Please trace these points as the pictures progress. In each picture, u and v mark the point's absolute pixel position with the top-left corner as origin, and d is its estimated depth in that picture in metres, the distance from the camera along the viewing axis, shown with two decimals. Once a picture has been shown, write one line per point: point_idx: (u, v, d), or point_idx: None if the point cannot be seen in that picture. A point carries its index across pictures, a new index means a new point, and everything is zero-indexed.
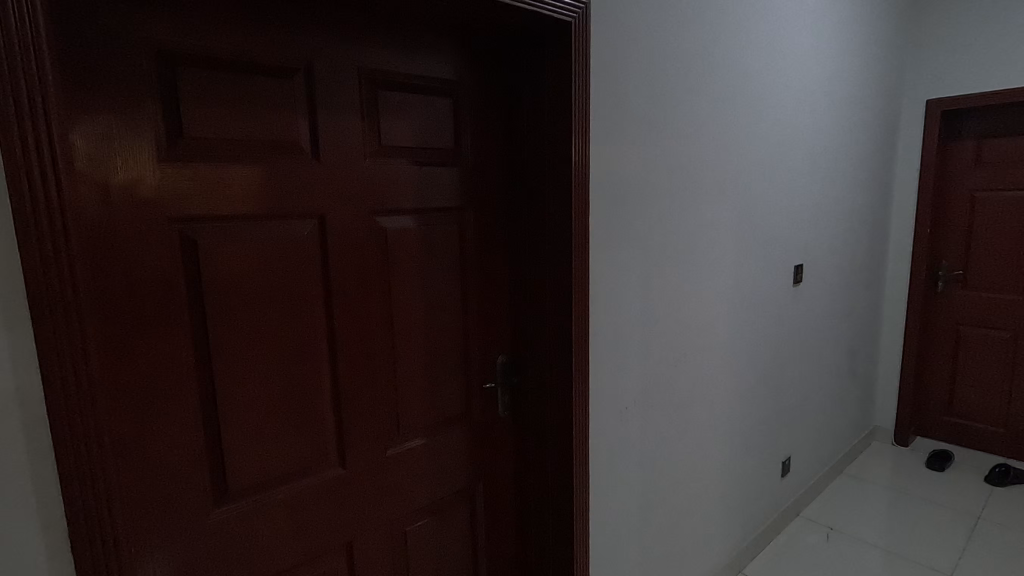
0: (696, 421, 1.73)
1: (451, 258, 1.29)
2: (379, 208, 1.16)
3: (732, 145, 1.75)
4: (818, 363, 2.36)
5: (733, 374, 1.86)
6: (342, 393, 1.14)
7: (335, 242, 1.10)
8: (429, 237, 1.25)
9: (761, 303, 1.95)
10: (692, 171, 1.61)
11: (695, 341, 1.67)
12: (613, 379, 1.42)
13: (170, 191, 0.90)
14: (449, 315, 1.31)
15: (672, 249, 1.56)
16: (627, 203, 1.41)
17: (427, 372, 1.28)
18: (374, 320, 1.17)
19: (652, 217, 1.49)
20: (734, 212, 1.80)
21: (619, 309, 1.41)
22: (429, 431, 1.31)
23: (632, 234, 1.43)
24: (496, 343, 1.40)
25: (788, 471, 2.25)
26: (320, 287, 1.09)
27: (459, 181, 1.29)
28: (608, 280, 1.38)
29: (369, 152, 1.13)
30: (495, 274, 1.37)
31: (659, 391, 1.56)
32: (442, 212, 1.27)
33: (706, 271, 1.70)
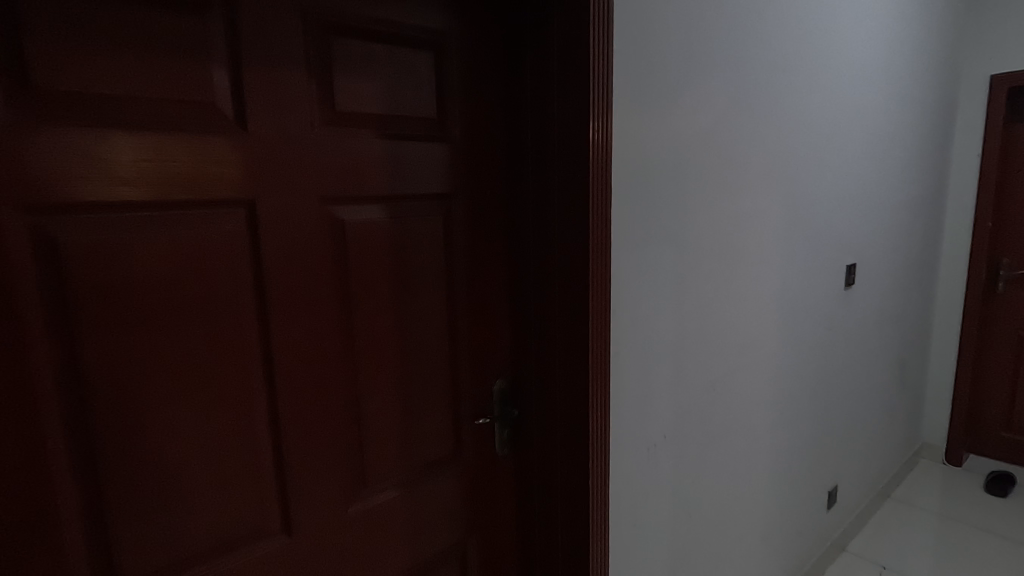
0: (736, 454, 1.44)
1: (433, 260, 1.01)
2: (335, 195, 0.88)
3: (776, 123, 1.45)
4: (868, 376, 2.06)
5: (778, 395, 1.57)
6: (285, 438, 0.87)
7: (271, 240, 0.82)
8: (404, 233, 0.97)
9: (808, 311, 1.65)
10: (734, 152, 1.32)
11: (736, 358, 1.38)
12: (641, 410, 1.13)
13: (13, 169, 0.63)
14: (431, 333, 1.03)
15: (710, 246, 1.27)
16: (656, 190, 1.12)
17: (403, 405, 1.01)
18: (329, 341, 0.89)
19: (687, 208, 1.20)
20: (780, 202, 1.50)
21: (645, 323, 1.12)
22: (407, 480, 1.03)
23: (661, 229, 1.14)
24: (493, 367, 1.12)
25: (835, 501, 1.95)
26: (253, 301, 0.82)
27: (444, 161, 1.00)
28: (633, 287, 1.09)
29: (320, 120, 0.85)
30: (491, 281, 1.09)
31: (695, 421, 1.27)
32: (421, 202, 0.99)
33: (749, 274, 1.40)
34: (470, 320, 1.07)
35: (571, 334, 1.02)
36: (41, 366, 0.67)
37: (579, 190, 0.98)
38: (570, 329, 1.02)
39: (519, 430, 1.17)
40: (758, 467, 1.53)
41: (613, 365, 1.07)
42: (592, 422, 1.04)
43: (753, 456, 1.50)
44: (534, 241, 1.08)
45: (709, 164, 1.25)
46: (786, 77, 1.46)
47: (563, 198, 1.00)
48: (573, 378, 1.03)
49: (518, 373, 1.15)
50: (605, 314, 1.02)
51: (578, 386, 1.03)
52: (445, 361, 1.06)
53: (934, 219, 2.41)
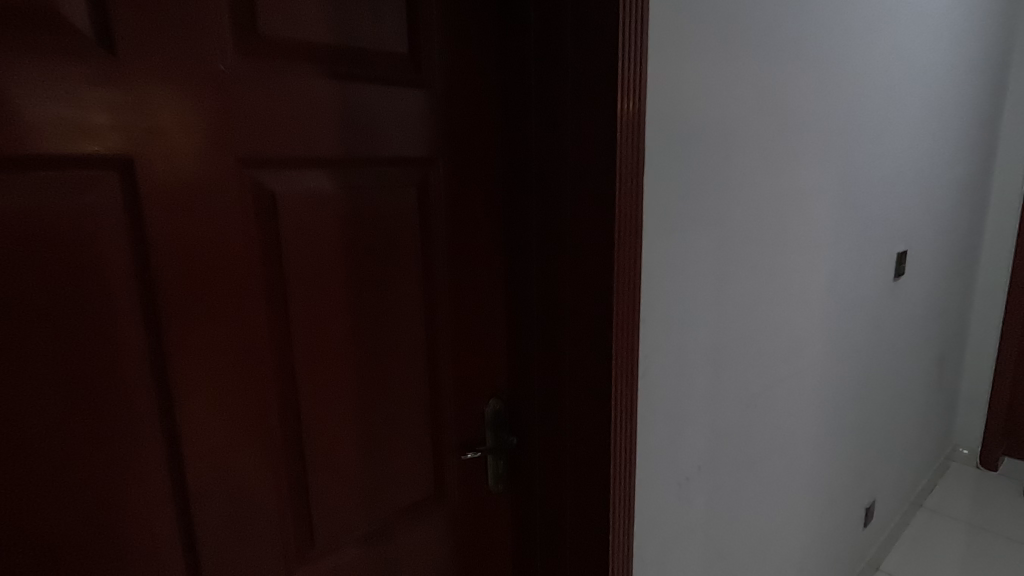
0: (776, 479, 1.20)
1: (401, 248, 0.76)
2: (257, 155, 0.62)
3: (844, 77, 1.15)
4: (909, 378, 1.82)
5: (822, 407, 1.33)
6: (194, 494, 0.63)
7: (160, 220, 0.57)
8: (361, 212, 0.71)
9: (856, 308, 1.40)
10: (798, 109, 1.03)
11: (782, 367, 1.13)
12: (673, 439, 0.88)
13: None
14: (400, 342, 0.78)
15: (762, 229, 1.01)
16: (701, 158, 0.85)
17: (363, 438, 0.77)
18: (252, 359, 0.65)
19: (739, 181, 0.93)
20: (841, 176, 1.23)
21: (682, 332, 0.86)
22: (370, 531, 0.80)
23: (706, 210, 0.87)
24: (482, 384, 0.88)
25: (872, 519, 1.73)
26: (137, 309, 0.57)
27: (416, 115, 0.74)
28: (669, 286, 0.82)
29: (234, 48, 0.60)
30: (479, 274, 0.84)
31: (733, 446, 1.03)
32: (385, 169, 0.73)
33: (800, 266, 1.15)
34: (453, 325, 0.83)
35: (587, 347, 0.77)
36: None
37: (602, 155, 0.71)
38: (585, 341, 0.77)
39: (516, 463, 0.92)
40: (797, 492, 1.30)
41: (642, 388, 0.81)
42: (615, 464, 0.78)
43: (793, 480, 1.27)
44: (536, 223, 0.81)
45: (766, 126, 0.97)
46: (859, 18, 1.16)
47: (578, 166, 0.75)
48: (591, 406, 0.78)
49: (516, 391, 0.89)
50: (634, 322, 0.76)
51: (599, 416, 0.77)
52: (419, 378, 0.82)
53: (980, 201, 2.15)
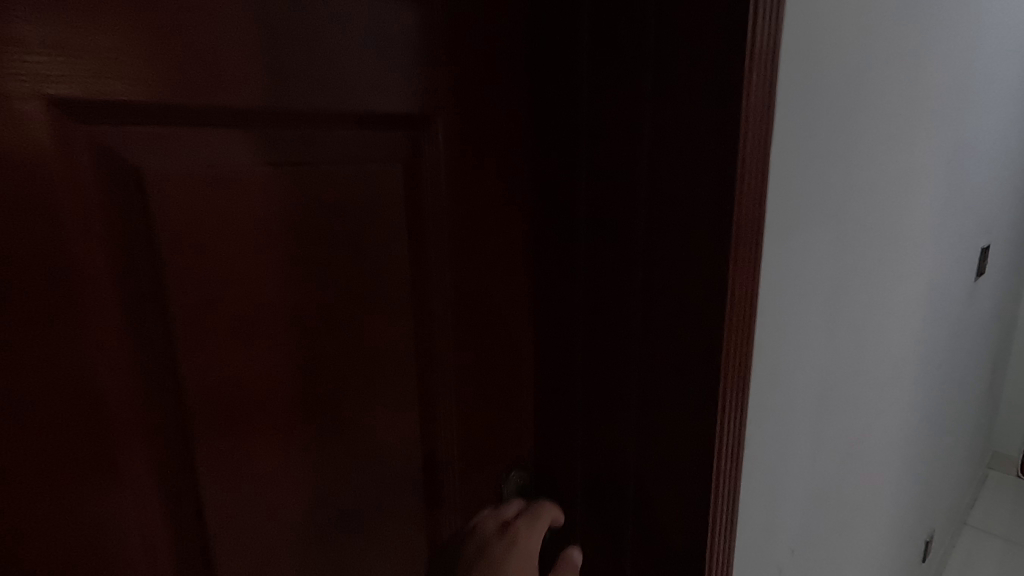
0: (861, 535, 0.96)
1: (373, 264, 0.48)
2: (90, 102, 0.33)
3: (965, 20, 0.88)
4: (969, 392, 1.59)
5: (906, 439, 1.09)
6: None
7: None
8: (302, 204, 0.43)
9: (942, 319, 1.15)
10: (920, 62, 0.77)
11: (879, 399, 0.88)
12: (770, 523, 0.63)
13: None
14: (374, 407, 0.51)
15: (876, 225, 0.74)
16: (824, 123, 0.57)
17: (323, 550, 0.50)
18: (101, 462, 0.38)
19: (858, 159, 0.66)
20: (948, 154, 0.96)
21: (789, 377, 0.60)
22: None
23: (824, 200, 0.60)
24: (498, 451, 0.62)
25: (930, 552, 1.51)
26: None
27: (399, 48, 0.45)
28: (781, 315, 0.56)
29: None
30: (495, 299, 0.57)
31: (827, 510, 0.79)
32: (348, 134, 0.44)
33: (904, 274, 0.88)
34: (454, 374, 0.56)
35: (672, 419, 0.50)
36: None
37: (716, 118, 0.43)
38: (669, 409, 0.50)
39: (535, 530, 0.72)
40: (877, 546, 1.06)
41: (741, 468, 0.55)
42: None
43: (874, 534, 1.03)
44: (585, 225, 0.54)
45: (887, 82, 0.70)
46: None
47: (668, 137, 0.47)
48: (672, 501, 0.52)
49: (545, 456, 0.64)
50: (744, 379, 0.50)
51: (689, 520, 0.51)
52: (404, 456, 0.54)
53: None
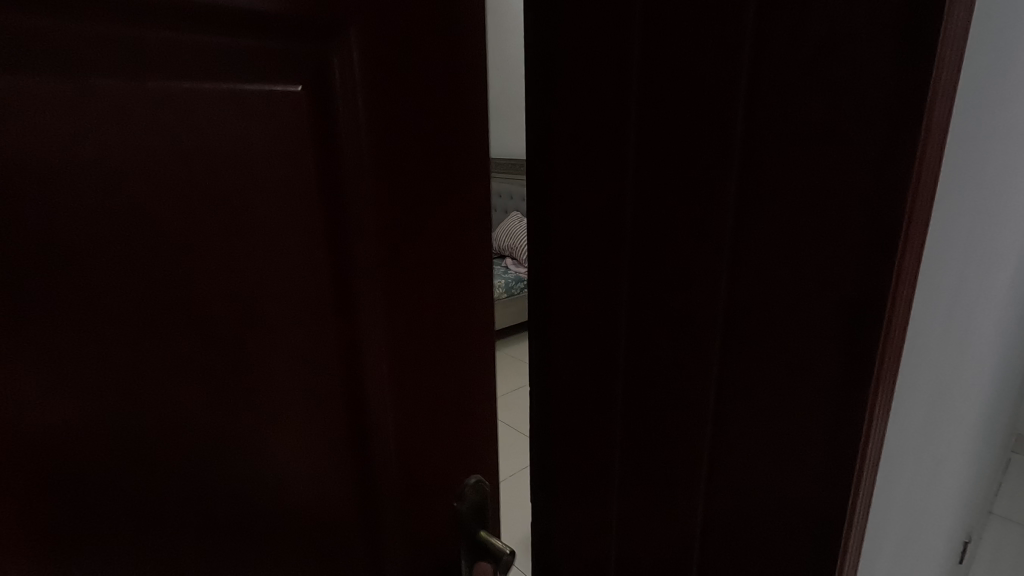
0: (933, 546, 0.84)
1: (245, 232, 0.34)
2: None
3: None
4: (1013, 380, 1.46)
5: (974, 436, 0.96)
6: None
7: None
8: (121, 140, 0.29)
9: (1014, 301, 1.01)
10: None
11: (967, 396, 0.75)
12: (874, 562, 0.51)
13: None
14: (248, 444, 0.36)
15: (1000, 191, 0.59)
16: (995, 33, 0.40)
17: None
18: None
19: (1008, 108, 0.51)
20: None
21: (917, 382, 0.46)
22: None
23: (978, 146, 0.45)
24: (457, 466, 0.50)
25: (968, 548, 1.40)
26: None
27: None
28: (920, 306, 0.40)
29: None
30: (440, 284, 0.44)
31: (916, 529, 0.66)
32: (183, 41, 0.30)
33: (1003, 249, 0.72)
34: (393, 377, 0.43)
35: (784, 412, 0.41)
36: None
37: (876, 37, 0.32)
38: (777, 399, 0.41)
39: (548, 550, 0.61)
40: (940, 554, 0.94)
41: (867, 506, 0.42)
42: None
43: (940, 544, 0.91)
44: (634, 178, 0.45)
45: None
46: None
47: (777, 46, 0.36)
48: (773, 510, 0.43)
49: (587, 455, 0.55)
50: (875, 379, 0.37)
51: (799, 533, 0.43)
52: (318, 486, 0.41)
53: None
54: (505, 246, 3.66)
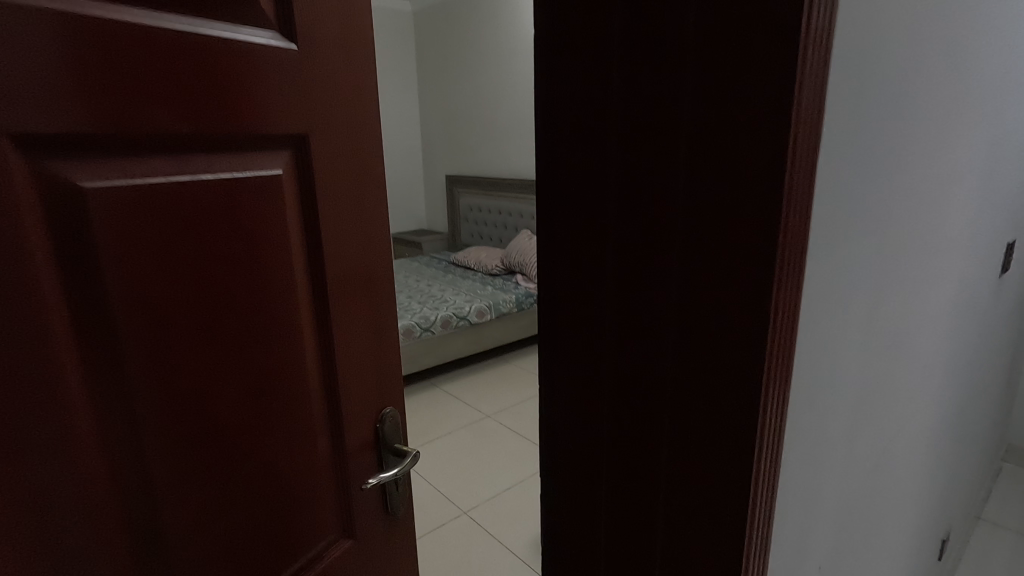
0: (889, 536, 0.94)
1: (289, 234, 0.73)
2: (169, 148, 0.60)
3: (1005, 17, 0.85)
4: (988, 387, 1.57)
5: (932, 439, 1.07)
6: (199, 495, 0.66)
7: (125, 229, 0.57)
8: (259, 200, 0.68)
9: (968, 320, 1.12)
10: (963, 63, 0.74)
11: (909, 401, 0.86)
12: (806, 536, 0.61)
13: None
14: (290, 338, 0.74)
15: (914, 227, 0.72)
16: (872, 122, 0.54)
17: (299, 424, 0.77)
18: (200, 363, 0.64)
19: (903, 166, 0.64)
20: (983, 150, 0.94)
21: (830, 387, 0.58)
22: (315, 507, 0.81)
23: (869, 202, 0.57)
24: (371, 361, 0.87)
25: (947, 548, 1.49)
26: (119, 326, 0.57)
27: (178, 48, 0.58)
28: (820, 330, 0.53)
29: (144, 27, 0.55)
30: (364, 254, 0.84)
31: (858, 516, 0.77)
32: (263, 155, 0.69)
33: (934, 278, 0.85)
34: (346, 305, 0.82)
35: None
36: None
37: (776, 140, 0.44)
38: None
39: None
40: (902, 547, 1.04)
41: (781, 495, 0.53)
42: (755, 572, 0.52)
43: (900, 537, 1.01)
44: None
45: (931, 77, 0.66)
46: None
47: None
48: None
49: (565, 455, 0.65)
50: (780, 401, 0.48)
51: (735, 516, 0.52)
52: (300, 358, 0.76)
53: None
54: (515, 261, 3.82)
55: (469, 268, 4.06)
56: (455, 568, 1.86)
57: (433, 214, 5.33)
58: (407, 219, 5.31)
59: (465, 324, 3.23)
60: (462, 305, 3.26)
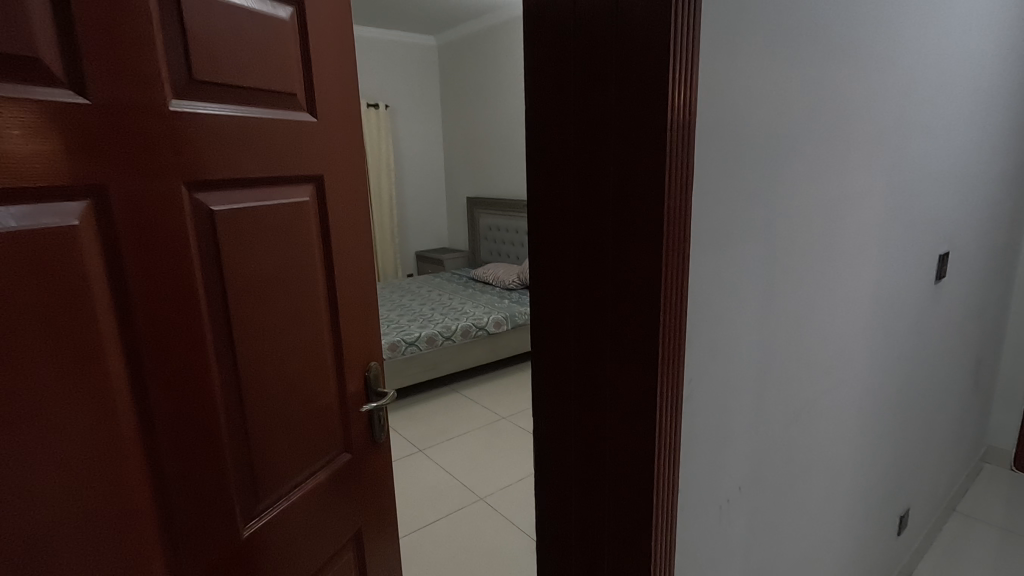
0: (817, 490, 1.16)
1: (315, 238, 1.10)
2: (262, 183, 0.98)
3: (884, 77, 1.11)
4: (947, 383, 1.76)
5: (863, 414, 1.28)
6: (266, 407, 1.01)
7: (234, 233, 0.93)
8: (304, 215, 1.07)
9: (897, 316, 1.34)
10: (840, 115, 1.00)
11: (824, 375, 1.09)
12: (717, 463, 0.84)
13: (20, 171, 0.65)
14: (317, 305, 1.12)
15: (809, 236, 0.96)
16: (750, 165, 0.79)
17: (319, 366, 1.13)
18: (271, 319, 1.01)
19: (788, 192, 0.89)
20: (882, 176, 1.19)
21: (728, 349, 0.81)
22: (330, 428, 1.17)
23: (753, 217, 0.82)
24: (360, 328, 1.25)
25: (906, 526, 1.67)
26: (228, 294, 0.92)
27: (214, 126, 0.88)
28: (717, 304, 0.78)
29: (248, 113, 0.94)
30: (357, 254, 1.21)
31: (775, 462, 0.99)
32: (301, 185, 1.06)
33: (840, 277, 1.09)
34: (346, 287, 1.19)
35: None
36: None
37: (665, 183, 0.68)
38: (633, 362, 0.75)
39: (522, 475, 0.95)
40: (836, 504, 1.25)
41: (685, 423, 0.77)
42: (668, 476, 0.75)
43: (831, 494, 1.22)
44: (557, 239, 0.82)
45: (807, 129, 0.92)
46: (899, 1, 1.10)
47: None
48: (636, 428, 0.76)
49: (541, 405, 0.89)
50: (675, 354, 0.71)
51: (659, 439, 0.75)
52: (319, 320, 1.13)
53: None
54: None
55: (488, 282, 4.35)
56: (471, 545, 2.09)
57: (455, 232, 5.65)
58: (430, 238, 5.64)
59: (483, 333, 3.49)
60: (481, 316, 3.52)
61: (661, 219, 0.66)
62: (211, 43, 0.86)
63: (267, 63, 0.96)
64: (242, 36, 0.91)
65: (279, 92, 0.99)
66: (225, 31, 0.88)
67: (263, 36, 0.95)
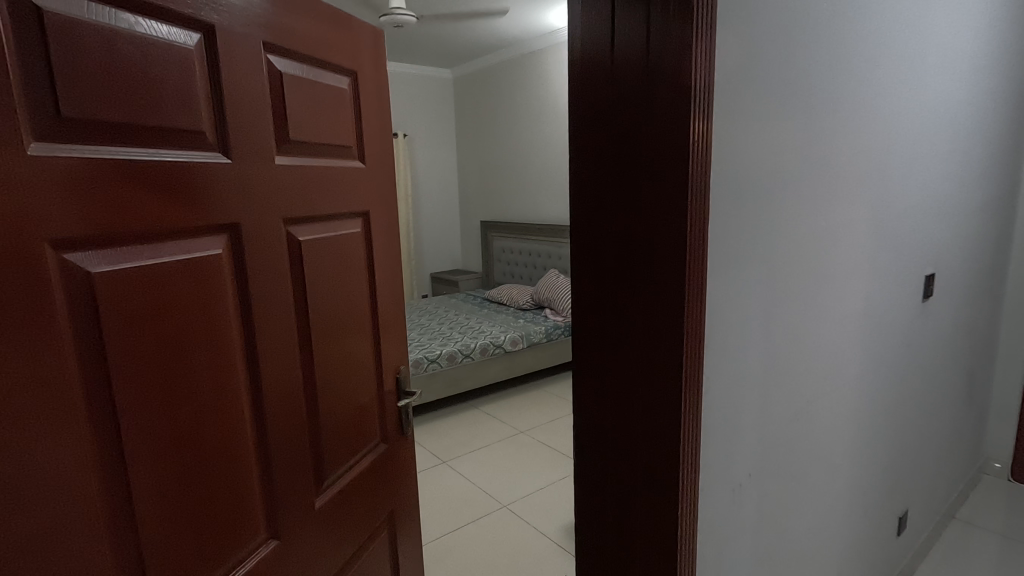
0: (818, 484, 1.31)
1: (363, 264, 1.29)
2: (330, 219, 1.17)
3: (867, 125, 1.29)
4: (939, 394, 1.91)
5: (858, 419, 1.43)
6: (330, 407, 1.17)
7: (314, 260, 1.11)
8: (356, 244, 1.26)
9: (886, 331, 1.50)
10: (829, 159, 1.17)
11: (819, 380, 1.25)
12: (728, 451, 1.00)
13: (188, 218, 0.81)
14: (365, 319, 1.30)
15: (804, 261, 1.13)
16: (751, 205, 0.97)
17: (365, 372, 1.31)
18: (334, 332, 1.19)
19: (784, 225, 1.07)
20: (869, 209, 1.36)
21: (736, 356, 0.98)
22: (372, 425, 1.34)
23: (756, 247, 0.99)
24: (394, 338, 1.43)
25: (904, 527, 1.80)
26: (310, 311, 1.10)
27: (303, 173, 1.06)
28: (726, 319, 0.94)
29: (322, 162, 1.13)
30: (392, 275, 1.41)
31: (779, 455, 1.15)
32: (353, 220, 1.26)
33: (831, 297, 1.25)
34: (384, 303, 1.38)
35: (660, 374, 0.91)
36: (71, 366, 0.66)
37: None
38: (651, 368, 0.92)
39: None
40: (836, 499, 1.40)
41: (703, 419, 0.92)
42: (691, 464, 0.91)
43: (831, 489, 1.37)
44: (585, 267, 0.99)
45: (801, 173, 1.09)
46: (877, 61, 1.28)
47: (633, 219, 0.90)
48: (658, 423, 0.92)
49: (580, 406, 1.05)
50: (695, 362, 0.88)
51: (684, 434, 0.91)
52: (364, 332, 1.31)
53: (1005, 223, 2.21)
54: (545, 296, 4.26)
55: (502, 303, 4.52)
56: (498, 548, 2.23)
57: (469, 255, 5.85)
58: (444, 260, 5.84)
59: (500, 351, 3.65)
60: (499, 335, 3.69)
61: (684, 252, 0.83)
62: (302, 108, 1.06)
63: (336, 121, 1.16)
64: (320, 102, 1.11)
65: (341, 145, 1.19)
66: (310, 99, 1.08)
67: (333, 101, 1.15)
